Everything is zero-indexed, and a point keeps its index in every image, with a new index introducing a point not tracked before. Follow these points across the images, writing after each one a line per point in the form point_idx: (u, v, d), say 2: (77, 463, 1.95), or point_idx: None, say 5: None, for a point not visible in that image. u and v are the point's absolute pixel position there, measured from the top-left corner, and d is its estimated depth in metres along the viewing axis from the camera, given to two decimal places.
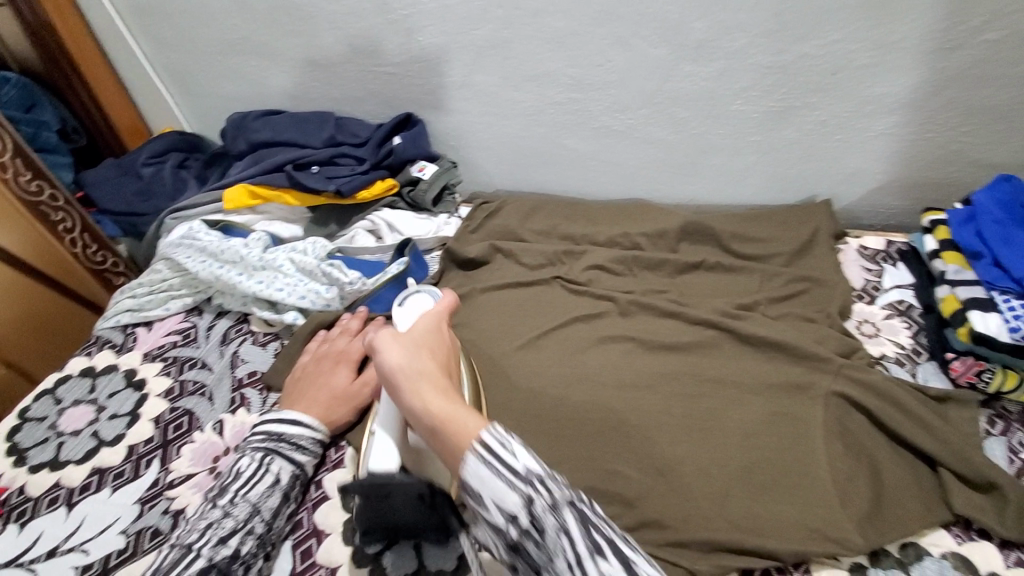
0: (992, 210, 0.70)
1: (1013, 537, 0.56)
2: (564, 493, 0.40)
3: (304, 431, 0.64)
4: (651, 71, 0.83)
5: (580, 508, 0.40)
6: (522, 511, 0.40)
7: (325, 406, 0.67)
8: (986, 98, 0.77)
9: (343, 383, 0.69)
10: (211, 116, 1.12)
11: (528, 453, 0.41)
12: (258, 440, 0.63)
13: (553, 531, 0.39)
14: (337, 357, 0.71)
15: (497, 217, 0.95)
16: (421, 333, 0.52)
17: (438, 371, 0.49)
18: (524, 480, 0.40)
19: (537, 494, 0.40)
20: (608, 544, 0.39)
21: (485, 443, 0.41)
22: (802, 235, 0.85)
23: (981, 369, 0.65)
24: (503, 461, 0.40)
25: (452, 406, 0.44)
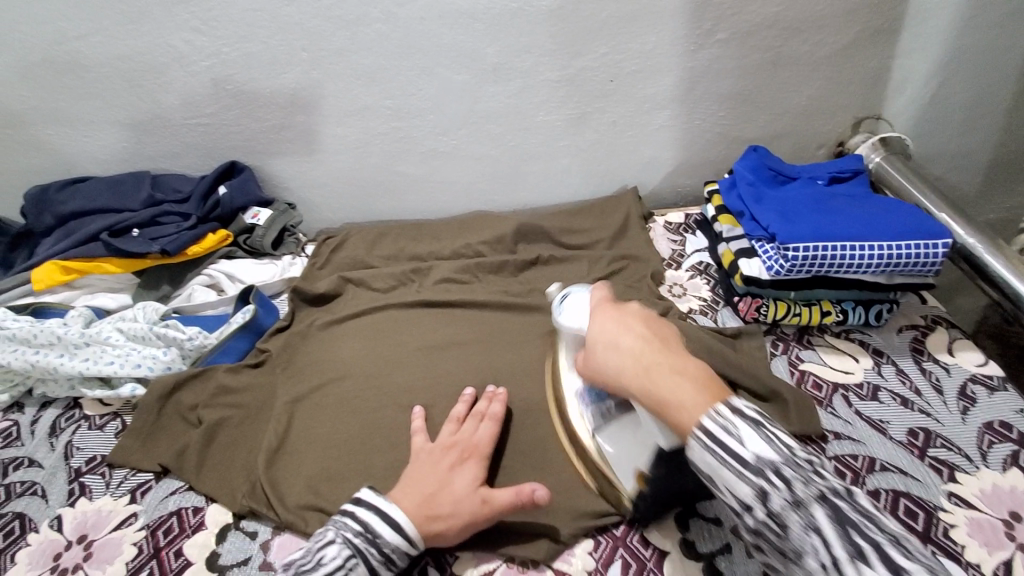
0: (746, 174, 0.86)
1: (796, 430, 0.69)
2: (838, 484, 0.41)
3: (399, 543, 0.55)
4: (458, 94, 0.90)
5: (852, 496, 0.40)
6: (782, 456, 0.41)
7: (428, 509, 0.57)
8: (729, 87, 0.94)
9: (466, 486, 0.59)
10: (5, 196, 1.01)
11: (725, 427, 0.43)
12: (355, 534, 0.55)
13: (796, 518, 0.39)
14: (466, 451, 0.62)
15: (342, 250, 0.97)
16: (609, 310, 0.56)
17: (622, 355, 0.51)
18: (733, 463, 0.42)
19: (743, 476, 0.41)
20: (889, 540, 0.38)
21: (712, 422, 0.43)
22: (618, 220, 0.97)
23: (758, 305, 0.80)
24: (775, 430, 0.43)
25: (668, 381, 0.47)
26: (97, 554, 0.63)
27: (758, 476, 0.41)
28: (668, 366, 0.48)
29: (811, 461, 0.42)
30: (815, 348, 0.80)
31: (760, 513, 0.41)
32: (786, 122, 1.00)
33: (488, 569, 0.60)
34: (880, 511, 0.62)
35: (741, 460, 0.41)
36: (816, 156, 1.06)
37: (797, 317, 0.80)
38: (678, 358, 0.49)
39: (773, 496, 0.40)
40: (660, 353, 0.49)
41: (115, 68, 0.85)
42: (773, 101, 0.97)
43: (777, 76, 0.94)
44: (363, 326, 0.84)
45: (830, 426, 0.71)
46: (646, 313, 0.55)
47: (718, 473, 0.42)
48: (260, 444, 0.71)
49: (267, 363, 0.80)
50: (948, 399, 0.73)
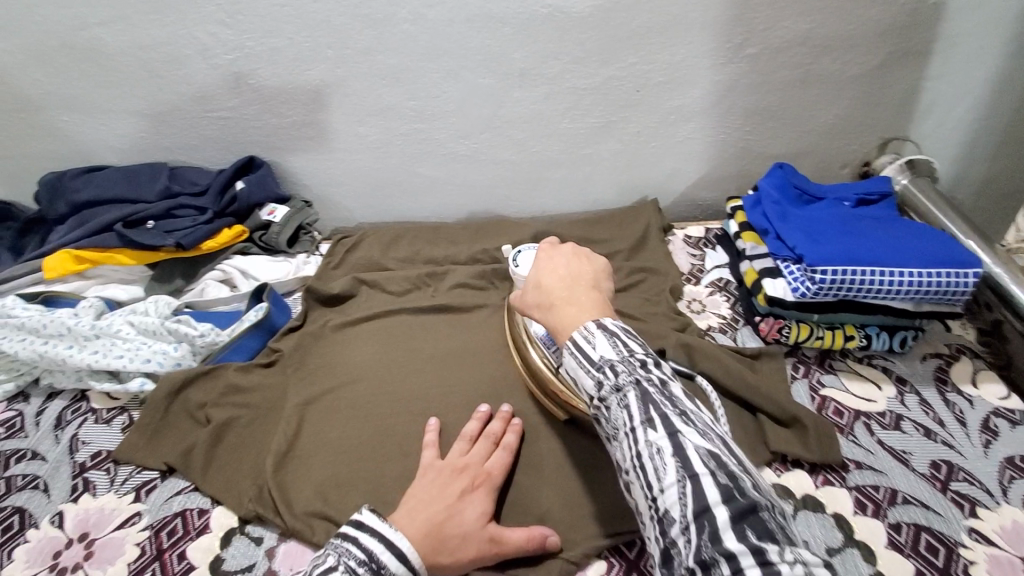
0: (771, 193, 0.85)
1: (816, 458, 0.68)
2: (660, 375, 0.45)
3: (404, 574, 0.50)
4: (482, 98, 0.89)
5: (667, 385, 0.44)
6: (621, 356, 0.45)
7: (435, 538, 0.54)
8: (757, 102, 0.93)
9: (475, 517, 0.57)
10: (21, 180, 1.01)
11: (609, 345, 0.46)
12: (356, 561, 0.49)
13: (615, 399, 0.44)
14: (477, 477, 0.60)
15: (357, 250, 0.96)
16: (542, 253, 0.57)
17: (540, 294, 0.53)
18: (596, 367, 0.45)
19: (603, 378, 0.45)
20: (679, 416, 0.42)
21: (581, 336, 0.47)
22: (637, 232, 0.96)
23: (780, 326, 0.79)
24: (628, 339, 0.46)
25: (560, 310, 0.50)
26: (99, 553, 0.62)
27: (597, 372, 0.45)
28: (573, 299, 0.51)
29: (645, 359, 0.45)
30: (836, 373, 0.78)
31: (597, 399, 0.45)
32: (812, 140, 0.99)
33: None
34: (901, 546, 0.61)
35: (590, 361, 0.45)
36: (840, 175, 1.05)
37: (820, 340, 0.78)
38: (581, 295, 0.51)
39: (603, 387, 0.45)
40: (571, 289, 0.52)
41: (137, 58, 0.84)
42: (800, 118, 0.96)
43: (805, 93, 0.93)
44: (376, 329, 0.82)
45: (851, 454, 0.69)
46: (579, 256, 0.56)
47: (570, 368, 0.47)
48: (268, 447, 0.70)
49: (278, 362, 0.79)
50: (971, 432, 0.71)
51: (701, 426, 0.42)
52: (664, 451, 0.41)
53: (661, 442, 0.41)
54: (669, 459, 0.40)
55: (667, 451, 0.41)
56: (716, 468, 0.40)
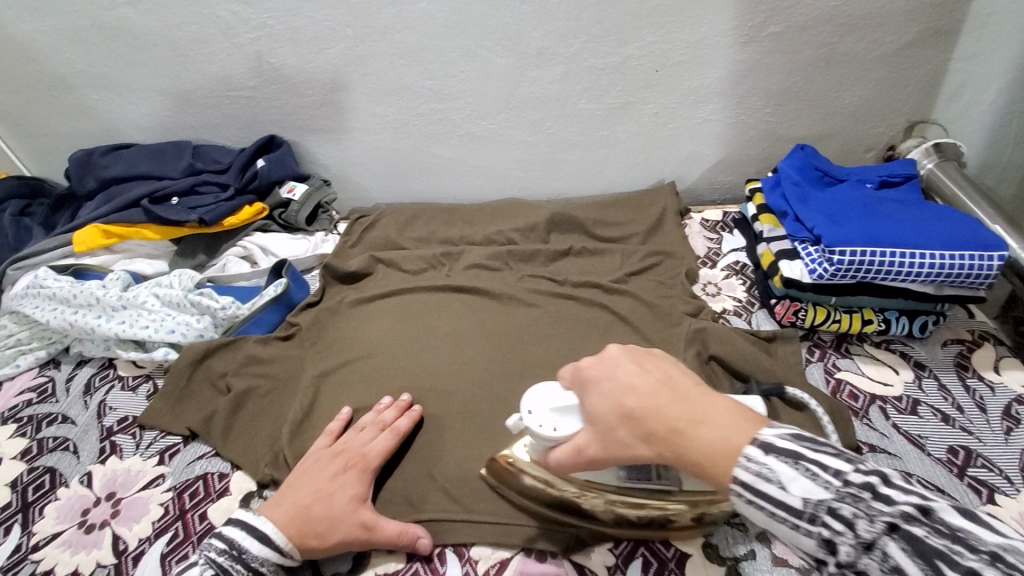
0: (791, 174, 0.84)
1: (829, 441, 0.67)
2: (907, 503, 0.37)
3: (269, 554, 0.56)
4: (500, 78, 0.89)
5: (931, 515, 0.36)
6: (836, 491, 0.39)
7: (301, 522, 0.57)
8: (779, 82, 0.91)
9: (345, 500, 0.59)
10: (53, 158, 1.04)
11: (799, 476, 0.40)
12: (218, 552, 0.56)
13: (868, 557, 0.37)
14: (352, 461, 0.62)
15: (374, 229, 0.97)
16: (595, 371, 0.50)
17: (631, 424, 0.46)
18: (807, 515, 0.39)
19: (827, 528, 0.38)
20: (988, 561, 0.33)
21: (746, 471, 0.41)
22: (653, 215, 0.95)
23: (796, 309, 0.78)
24: (820, 458, 0.40)
25: (695, 437, 0.43)
26: (125, 512, 0.64)
27: (814, 522, 0.39)
28: (688, 419, 0.44)
29: (867, 482, 0.38)
30: (853, 357, 0.77)
31: (839, 565, 0.38)
32: (836, 122, 0.97)
33: (504, 557, 0.60)
34: None
35: (793, 510, 0.40)
36: (863, 159, 1.03)
37: (837, 324, 0.77)
38: (695, 404, 0.45)
39: (838, 543, 0.38)
40: (671, 404, 0.45)
41: (162, 37, 0.86)
42: (823, 100, 0.94)
43: (829, 74, 0.91)
44: (391, 306, 0.83)
45: (865, 437, 0.69)
46: (636, 357, 0.50)
47: (775, 526, 0.41)
48: (285, 416, 0.72)
49: (296, 336, 0.81)
50: (991, 419, 0.70)
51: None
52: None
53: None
54: None
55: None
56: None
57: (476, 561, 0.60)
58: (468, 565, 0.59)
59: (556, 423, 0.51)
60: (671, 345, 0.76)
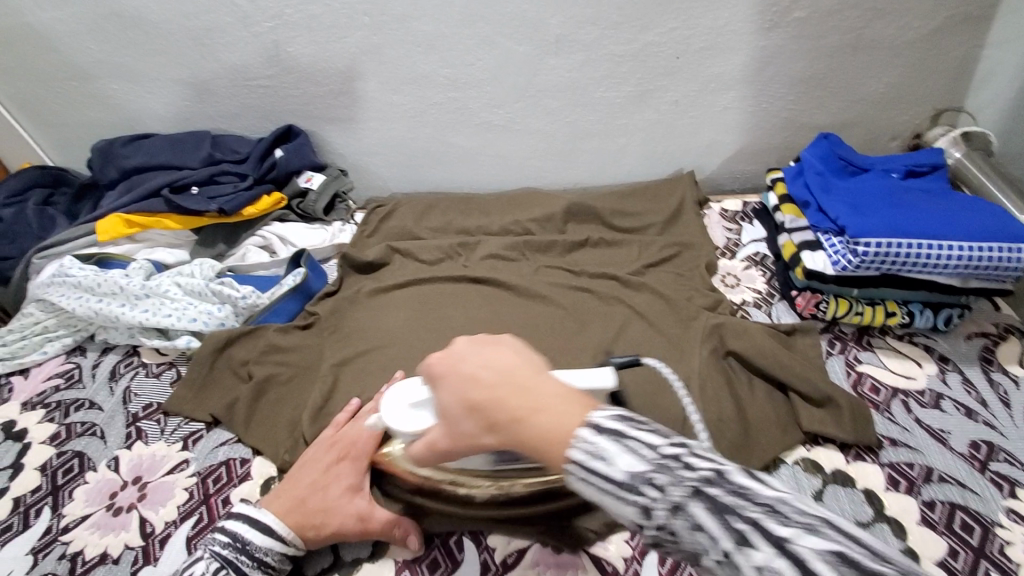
0: (814, 163, 0.83)
1: (851, 438, 0.66)
2: (707, 465, 0.36)
3: (272, 545, 0.56)
4: (517, 66, 0.88)
5: (725, 477, 0.35)
6: (652, 462, 0.36)
7: (299, 514, 0.58)
8: (803, 69, 0.89)
9: (339, 491, 0.60)
10: (76, 148, 1.05)
11: (619, 446, 0.37)
12: (222, 546, 0.56)
13: (677, 524, 0.34)
14: (346, 450, 0.62)
15: (391, 219, 0.97)
16: (440, 365, 0.46)
17: (476, 415, 0.43)
18: (627, 487, 0.36)
19: (648, 497, 0.36)
20: (767, 513, 0.33)
21: (580, 450, 0.38)
22: (672, 205, 0.94)
23: (818, 301, 0.77)
24: (641, 436, 0.38)
25: (539, 423, 0.40)
26: (151, 496, 0.66)
27: (635, 494, 0.36)
28: (532, 407, 0.40)
29: (676, 454, 0.37)
30: (875, 350, 0.76)
31: (652, 532, 0.36)
32: (860, 109, 0.94)
33: (522, 547, 0.60)
34: (934, 523, 0.60)
35: (615, 483, 0.37)
36: (888, 148, 1.00)
37: (859, 316, 0.76)
38: (527, 395, 0.41)
39: (655, 510, 0.35)
40: (511, 394, 0.41)
41: (181, 26, 0.86)
42: (848, 87, 0.92)
43: (854, 60, 0.88)
44: (408, 296, 0.84)
45: (887, 431, 0.68)
46: (484, 344, 0.46)
47: (604, 502, 0.38)
48: (304, 404, 0.72)
49: (314, 325, 0.81)
50: (1016, 413, 0.68)
51: (798, 518, 0.32)
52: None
53: (770, 562, 0.31)
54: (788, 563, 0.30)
55: (783, 569, 0.30)
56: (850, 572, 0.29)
57: (494, 548, 0.60)
58: (485, 553, 0.60)
59: (418, 418, 0.53)
60: (689, 337, 0.75)
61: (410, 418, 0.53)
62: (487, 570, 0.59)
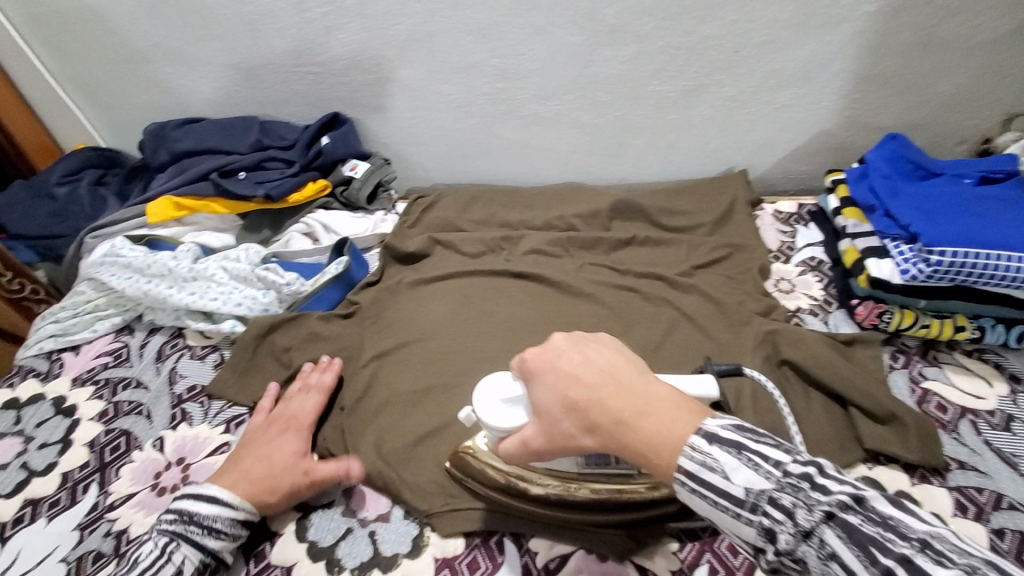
0: (880, 166, 0.78)
1: (915, 458, 0.62)
2: (842, 489, 0.35)
3: (220, 511, 0.58)
4: (569, 57, 0.86)
5: (865, 504, 0.34)
6: (777, 481, 0.36)
7: (252, 481, 0.61)
8: (872, 65, 0.84)
9: (286, 453, 0.64)
10: (129, 131, 1.07)
11: (744, 464, 0.37)
12: (168, 522, 0.58)
13: (806, 549, 0.34)
14: (288, 423, 0.67)
15: (433, 210, 0.96)
16: (538, 362, 0.47)
17: (576, 414, 0.43)
18: (749, 506, 0.37)
19: (770, 519, 0.36)
20: (918, 549, 0.32)
21: (691, 460, 0.38)
22: (723, 205, 0.90)
23: (881, 311, 0.73)
24: (762, 450, 0.38)
25: (642, 427, 0.40)
26: (194, 478, 0.67)
27: (755, 513, 0.36)
28: (635, 409, 0.41)
29: (806, 473, 0.36)
30: (940, 366, 0.72)
31: (774, 553, 0.36)
32: (931, 110, 0.89)
33: (563, 553, 0.58)
34: (1006, 555, 0.56)
35: (733, 499, 0.37)
36: (957, 152, 0.94)
37: (924, 330, 0.72)
38: (635, 397, 0.42)
39: (778, 532, 0.35)
40: (614, 395, 0.42)
41: (234, 11, 0.87)
42: (919, 86, 0.86)
43: (929, 57, 0.83)
44: (449, 289, 0.83)
45: (953, 453, 0.64)
46: (581, 343, 0.47)
47: (719, 517, 0.38)
48: (346, 394, 0.72)
49: (356, 315, 0.81)
50: None
51: (955, 558, 0.31)
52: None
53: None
54: None
55: None
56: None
57: (535, 552, 0.59)
58: (526, 556, 0.59)
59: (510, 414, 0.52)
60: (741, 343, 0.72)
61: (505, 412, 0.52)
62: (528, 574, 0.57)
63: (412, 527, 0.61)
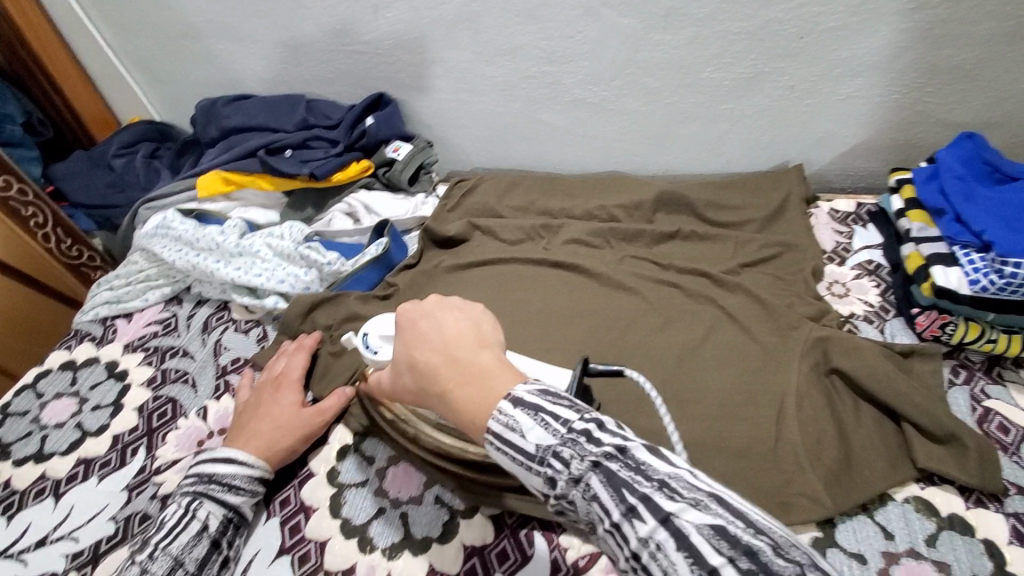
0: (954, 165, 0.72)
1: (973, 482, 0.59)
2: (611, 438, 0.37)
3: (237, 470, 0.62)
4: (620, 41, 0.83)
5: (627, 453, 0.37)
6: (561, 437, 0.38)
7: (259, 441, 0.65)
8: (952, 56, 0.78)
9: (286, 405, 0.68)
10: (182, 105, 1.10)
11: (535, 425, 0.39)
12: (190, 483, 0.61)
13: (580, 493, 0.37)
14: (277, 382, 0.71)
15: (474, 195, 0.95)
16: (406, 321, 0.49)
17: (416, 373, 0.47)
18: (538, 460, 0.38)
19: (552, 469, 0.38)
20: (657, 488, 0.34)
21: (497, 422, 0.40)
22: (775, 201, 0.86)
23: (944, 322, 0.68)
24: (556, 410, 0.40)
25: (461, 386, 0.43)
26: None
27: (542, 465, 0.38)
28: (459, 380, 0.44)
29: (586, 429, 0.38)
30: (1006, 385, 0.67)
31: (556, 498, 0.38)
32: (1015, 106, 0.82)
33: (595, 551, 0.57)
34: None
35: (526, 454, 0.39)
36: None
37: (991, 344, 0.67)
38: (471, 362, 0.44)
39: (559, 480, 0.38)
40: (445, 364, 0.45)
41: None
42: (1003, 80, 0.80)
43: (1016, 49, 0.76)
44: (487, 276, 0.82)
45: (1015, 478, 0.60)
46: (424, 316, 0.49)
47: (515, 470, 0.40)
48: None
49: (393, 298, 0.82)
50: None
51: (684, 493, 0.34)
52: (664, 546, 0.32)
53: (653, 533, 0.33)
54: (673, 549, 0.32)
55: (665, 540, 0.32)
56: (724, 545, 0.31)
57: (566, 548, 0.58)
58: (556, 552, 0.58)
59: None
60: (788, 348, 0.69)
61: (365, 341, 0.64)
62: (557, 569, 0.56)
63: (444, 512, 0.62)
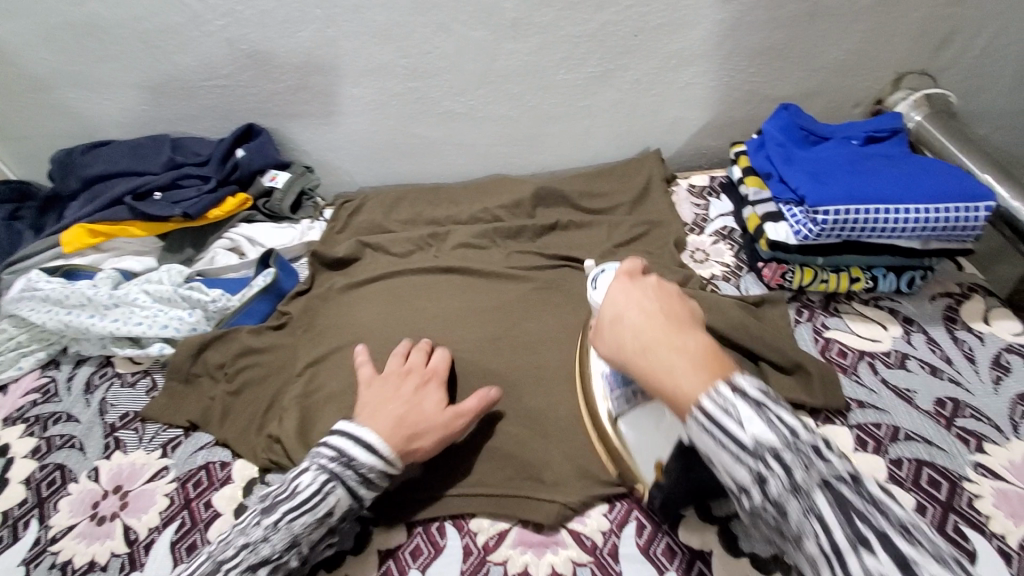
0: (775, 135, 0.83)
1: (818, 403, 0.67)
2: (845, 471, 0.39)
3: (376, 463, 0.57)
4: (476, 52, 0.87)
5: (859, 483, 0.39)
6: (785, 440, 0.39)
7: (402, 431, 0.59)
8: (763, 41, 0.89)
9: (433, 405, 0.62)
10: (38, 160, 1.03)
11: (762, 421, 0.39)
12: (328, 459, 0.57)
13: (795, 503, 0.38)
14: (423, 378, 0.64)
15: (361, 214, 0.97)
16: (621, 282, 0.50)
17: (626, 342, 0.46)
18: (752, 453, 0.39)
19: (770, 474, 0.39)
20: (895, 528, 0.37)
21: (712, 403, 0.40)
22: (639, 184, 0.94)
23: (783, 271, 0.78)
24: (779, 411, 0.40)
25: (665, 358, 0.43)
26: (133, 504, 0.66)
27: (757, 459, 0.39)
28: (667, 355, 0.43)
29: (813, 442, 0.40)
30: (841, 315, 0.78)
31: (758, 495, 0.39)
32: (822, 78, 0.95)
33: (503, 529, 0.61)
34: (901, 480, 0.61)
35: (740, 444, 0.39)
36: (851, 115, 1.00)
37: (825, 284, 0.77)
38: (682, 334, 0.44)
39: (770, 482, 0.39)
40: (674, 329, 0.44)
41: (130, 29, 0.85)
42: (807, 56, 0.92)
43: (811, 30, 0.88)
44: (380, 290, 0.84)
45: (854, 394, 0.69)
46: (631, 279, 0.50)
47: (717, 456, 0.40)
48: (283, 400, 0.73)
49: (288, 325, 0.82)
50: (980, 368, 0.70)
51: (920, 539, 0.37)
52: None
53: (885, 568, 0.35)
54: None
55: None
56: None
57: (475, 533, 0.61)
58: (467, 538, 0.61)
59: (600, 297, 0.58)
60: None
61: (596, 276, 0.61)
62: (469, 554, 0.60)
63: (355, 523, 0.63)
